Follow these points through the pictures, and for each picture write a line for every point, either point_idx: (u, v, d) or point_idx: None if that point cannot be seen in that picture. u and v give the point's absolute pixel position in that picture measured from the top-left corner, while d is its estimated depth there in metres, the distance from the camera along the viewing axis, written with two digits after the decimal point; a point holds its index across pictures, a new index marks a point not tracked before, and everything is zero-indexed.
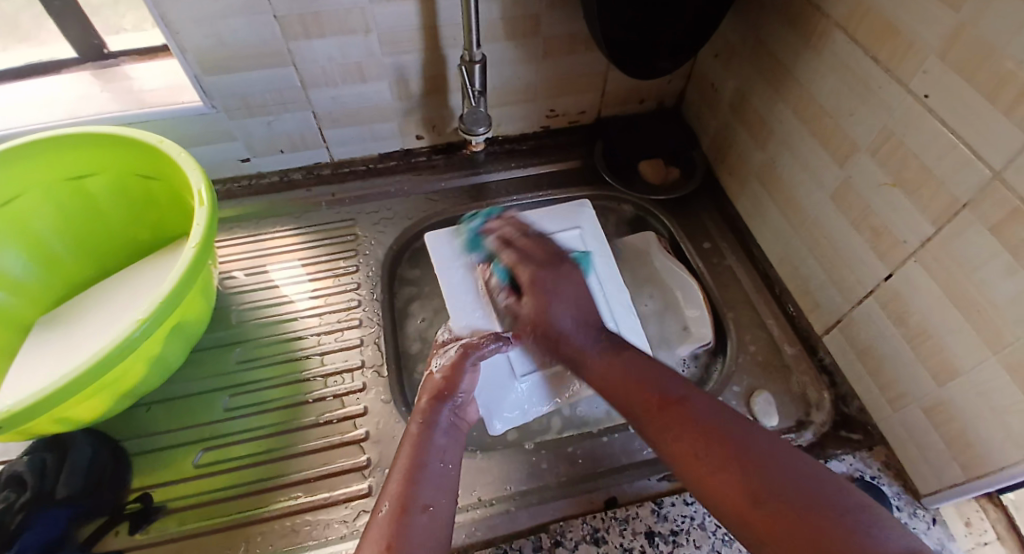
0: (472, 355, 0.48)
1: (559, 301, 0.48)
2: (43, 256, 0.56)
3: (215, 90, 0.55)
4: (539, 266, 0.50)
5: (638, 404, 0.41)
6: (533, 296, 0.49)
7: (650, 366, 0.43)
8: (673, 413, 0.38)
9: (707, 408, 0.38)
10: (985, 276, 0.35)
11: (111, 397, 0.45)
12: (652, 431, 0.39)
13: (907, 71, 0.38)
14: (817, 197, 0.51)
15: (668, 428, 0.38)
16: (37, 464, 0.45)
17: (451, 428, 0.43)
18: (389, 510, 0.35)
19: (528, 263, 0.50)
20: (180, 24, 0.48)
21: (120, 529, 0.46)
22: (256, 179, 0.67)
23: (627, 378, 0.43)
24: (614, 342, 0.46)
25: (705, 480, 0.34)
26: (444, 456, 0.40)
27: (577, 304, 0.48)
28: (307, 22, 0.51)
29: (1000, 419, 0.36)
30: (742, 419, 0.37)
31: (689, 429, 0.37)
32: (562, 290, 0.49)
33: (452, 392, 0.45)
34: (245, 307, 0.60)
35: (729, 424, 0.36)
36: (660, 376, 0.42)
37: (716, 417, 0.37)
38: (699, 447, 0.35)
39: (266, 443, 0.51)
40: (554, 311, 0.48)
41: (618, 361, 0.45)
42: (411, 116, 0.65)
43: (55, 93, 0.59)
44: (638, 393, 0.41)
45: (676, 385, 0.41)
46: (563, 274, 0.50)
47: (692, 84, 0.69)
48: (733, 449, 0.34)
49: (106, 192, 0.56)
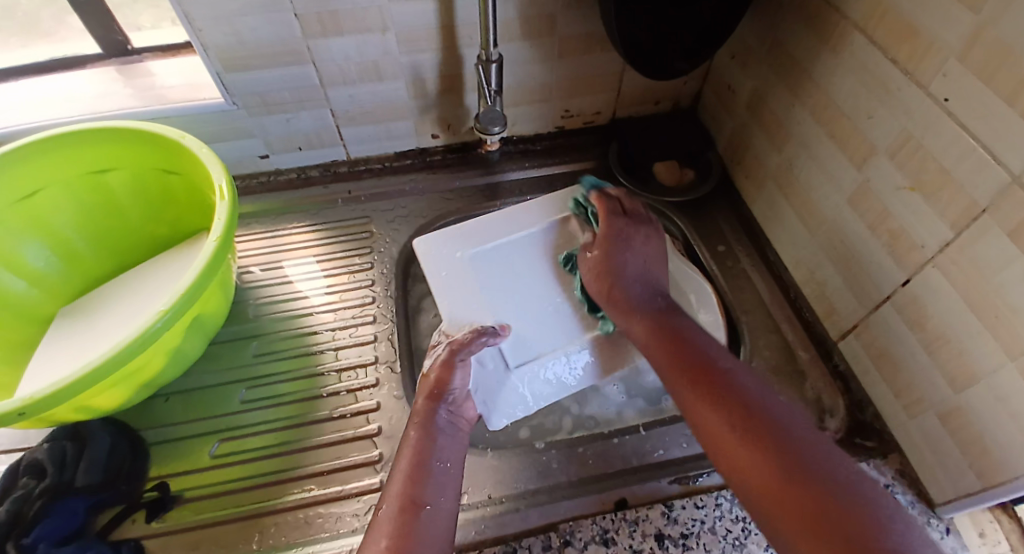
0: (461, 353, 0.48)
1: (633, 266, 0.51)
2: (64, 248, 0.57)
3: (236, 88, 0.56)
4: (615, 219, 0.55)
5: (679, 366, 0.42)
6: (604, 239, 0.53)
7: (702, 339, 0.44)
8: (715, 380, 0.39)
9: (752, 384, 0.39)
10: (1003, 281, 0.35)
11: (131, 388, 0.46)
12: (691, 395, 0.39)
13: (926, 73, 0.38)
14: (834, 201, 0.51)
15: (708, 393, 0.38)
16: (56, 452, 0.46)
17: (450, 427, 0.43)
18: (391, 509, 0.36)
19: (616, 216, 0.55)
20: (203, 22, 0.49)
21: (137, 517, 0.47)
22: (273, 176, 0.68)
23: (674, 345, 0.43)
24: (668, 310, 0.48)
25: (741, 450, 0.35)
26: (443, 456, 0.41)
27: (654, 264, 0.53)
28: (325, 20, 0.51)
29: (1017, 426, 0.36)
30: (783, 402, 0.38)
31: (734, 399, 0.37)
32: (638, 248, 0.53)
33: (448, 390, 0.45)
34: (261, 302, 0.61)
35: (773, 404, 0.37)
36: (712, 347, 0.43)
37: (761, 396, 0.38)
38: (743, 418, 0.36)
39: (280, 436, 0.52)
40: (626, 261, 0.52)
41: (670, 327, 0.45)
42: (427, 115, 0.65)
43: (81, 88, 0.61)
44: (687, 354, 0.42)
45: (722, 357, 0.42)
46: (648, 235, 0.54)
47: (708, 86, 0.69)
48: (773, 423, 0.35)
49: (128, 187, 0.58)
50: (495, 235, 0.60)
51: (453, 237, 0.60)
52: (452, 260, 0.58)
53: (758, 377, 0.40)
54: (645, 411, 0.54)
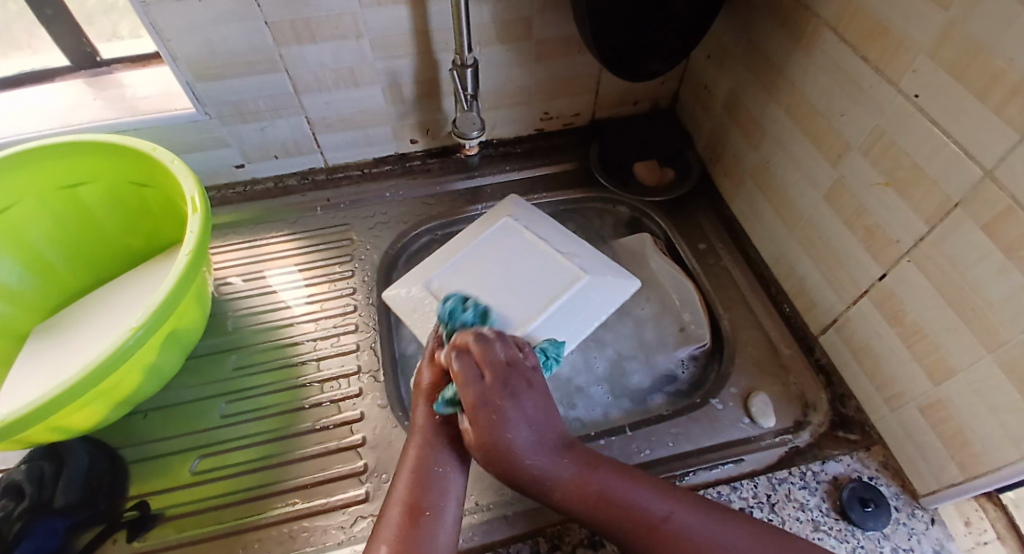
0: (436, 351, 0.44)
1: (523, 442, 0.36)
2: (38, 264, 0.56)
3: (209, 97, 0.55)
4: (491, 383, 0.37)
5: (624, 536, 0.35)
6: (478, 416, 0.36)
7: (621, 484, 0.37)
8: (668, 542, 0.34)
9: (702, 527, 0.35)
10: (979, 274, 0.35)
11: (107, 406, 0.45)
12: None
13: (897, 70, 0.38)
14: (811, 197, 0.51)
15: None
16: (35, 473, 0.46)
17: (454, 430, 0.41)
18: (397, 514, 0.36)
19: (478, 365, 0.37)
20: (172, 32, 0.48)
21: (118, 537, 0.46)
22: (250, 185, 0.67)
23: (600, 512, 0.36)
24: (581, 463, 0.37)
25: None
26: (446, 461, 0.39)
27: (543, 422, 0.38)
28: (298, 28, 0.51)
29: (995, 417, 0.36)
30: (735, 530, 0.35)
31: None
32: (530, 396, 0.38)
33: (441, 390, 0.42)
34: (241, 314, 0.60)
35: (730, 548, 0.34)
36: (637, 491, 0.36)
37: (716, 539, 0.34)
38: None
39: (263, 450, 0.51)
40: (518, 439, 0.36)
41: (591, 492, 0.36)
42: (405, 120, 0.65)
43: (50, 101, 0.59)
44: (619, 523, 0.35)
45: (652, 496, 0.36)
46: (526, 379, 0.38)
47: (685, 86, 0.69)
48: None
49: (100, 200, 0.56)
50: (457, 250, 0.58)
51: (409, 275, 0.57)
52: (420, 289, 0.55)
53: (695, 504, 0.36)
54: (631, 412, 0.54)
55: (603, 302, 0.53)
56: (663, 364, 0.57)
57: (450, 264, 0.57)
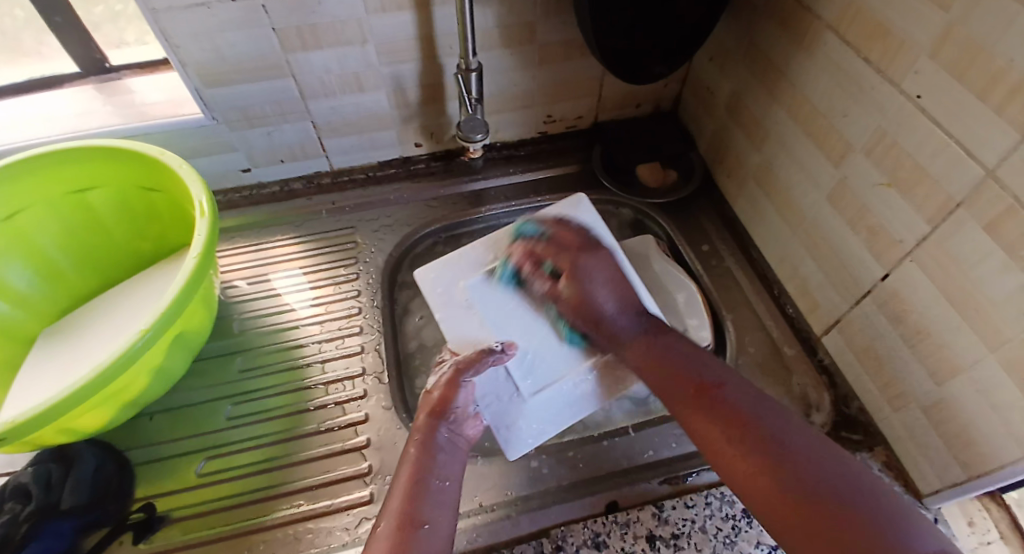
0: (467, 373, 0.48)
1: (599, 280, 0.53)
2: (47, 268, 0.56)
3: (215, 102, 0.56)
4: (576, 252, 0.55)
5: (676, 391, 0.44)
6: (570, 278, 0.53)
7: (685, 354, 0.46)
8: (712, 400, 0.41)
9: (748, 400, 0.40)
10: (980, 273, 0.35)
11: (115, 408, 0.46)
12: (690, 417, 0.42)
13: (899, 71, 0.38)
14: (813, 198, 0.51)
15: (705, 412, 0.41)
16: (42, 476, 0.46)
17: (450, 445, 0.43)
18: (389, 525, 0.36)
19: (558, 248, 0.56)
20: (180, 39, 0.49)
21: (125, 539, 0.46)
22: (256, 189, 0.68)
23: (664, 365, 0.46)
24: (650, 330, 0.50)
25: (737, 465, 0.37)
26: (443, 474, 0.40)
27: (614, 285, 0.53)
28: (305, 34, 0.51)
29: (999, 417, 0.36)
30: (779, 410, 0.39)
31: (730, 417, 0.39)
32: (602, 271, 0.53)
33: (450, 408, 0.45)
34: (247, 316, 0.61)
35: (772, 418, 0.38)
36: (699, 364, 0.44)
37: (754, 410, 0.39)
38: (731, 436, 0.38)
39: (268, 452, 0.51)
40: (596, 293, 0.52)
41: (652, 350, 0.48)
42: (410, 124, 0.65)
43: (58, 108, 0.60)
44: (676, 377, 0.44)
45: (715, 371, 0.44)
46: (603, 253, 0.55)
47: (687, 88, 0.70)
48: (763, 437, 0.37)
49: (111, 206, 0.57)
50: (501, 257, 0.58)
51: (455, 265, 0.59)
52: (455, 288, 0.57)
53: (753, 389, 0.41)
54: (633, 412, 0.54)
55: None
56: None
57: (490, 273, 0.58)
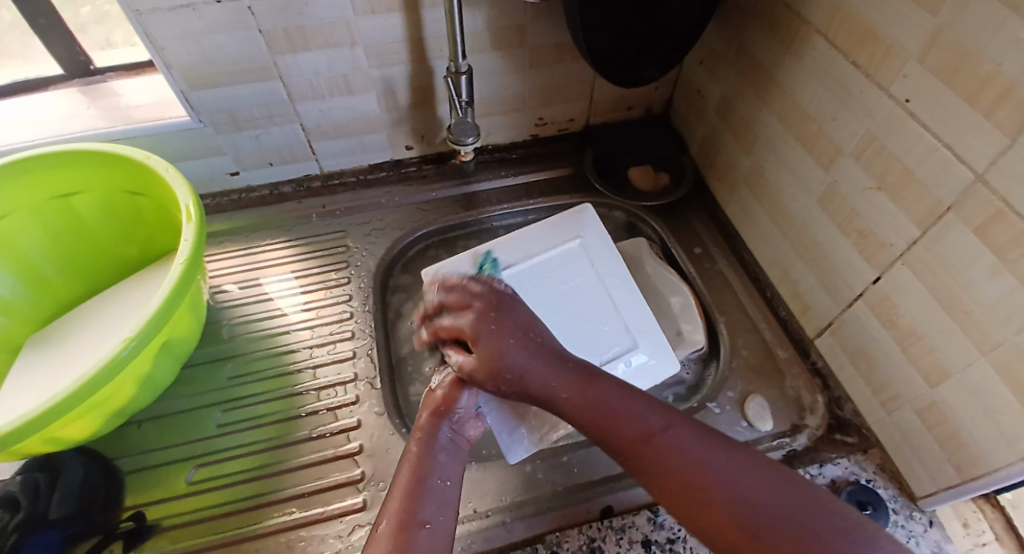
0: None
1: (512, 345, 0.42)
2: (31, 274, 0.56)
3: (201, 105, 0.55)
4: (489, 301, 0.45)
5: (616, 442, 0.38)
6: (479, 347, 0.42)
7: (624, 398, 0.40)
8: (655, 450, 0.36)
9: (692, 443, 0.36)
10: (972, 275, 0.35)
11: (102, 417, 0.45)
12: (635, 467, 0.37)
13: (886, 76, 0.38)
14: (803, 201, 0.51)
15: (652, 469, 0.36)
16: (30, 485, 0.45)
17: (452, 445, 0.42)
18: (389, 525, 0.35)
19: (472, 316, 0.44)
20: (165, 41, 0.48)
21: (114, 548, 0.45)
22: (245, 193, 0.67)
23: (598, 417, 0.39)
24: (584, 371, 0.42)
25: (693, 519, 0.33)
26: (444, 473, 0.40)
27: (527, 340, 0.43)
28: (292, 37, 0.51)
29: (991, 422, 0.36)
30: (724, 451, 0.35)
31: (680, 473, 0.34)
32: (514, 325, 0.43)
33: (453, 408, 0.44)
34: (237, 322, 0.60)
35: (717, 463, 0.34)
36: (637, 407, 0.39)
37: (700, 454, 0.35)
38: (685, 493, 0.34)
39: (260, 459, 0.51)
40: (513, 354, 0.42)
41: (590, 397, 0.40)
42: (400, 127, 0.65)
43: (42, 111, 0.59)
44: (613, 429, 0.38)
45: (652, 412, 0.38)
46: (518, 309, 0.45)
47: (679, 91, 0.70)
48: (721, 492, 0.33)
49: (94, 211, 0.56)
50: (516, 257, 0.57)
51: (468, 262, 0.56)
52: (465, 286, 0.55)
53: (693, 426, 0.37)
54: None
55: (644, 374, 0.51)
56: None
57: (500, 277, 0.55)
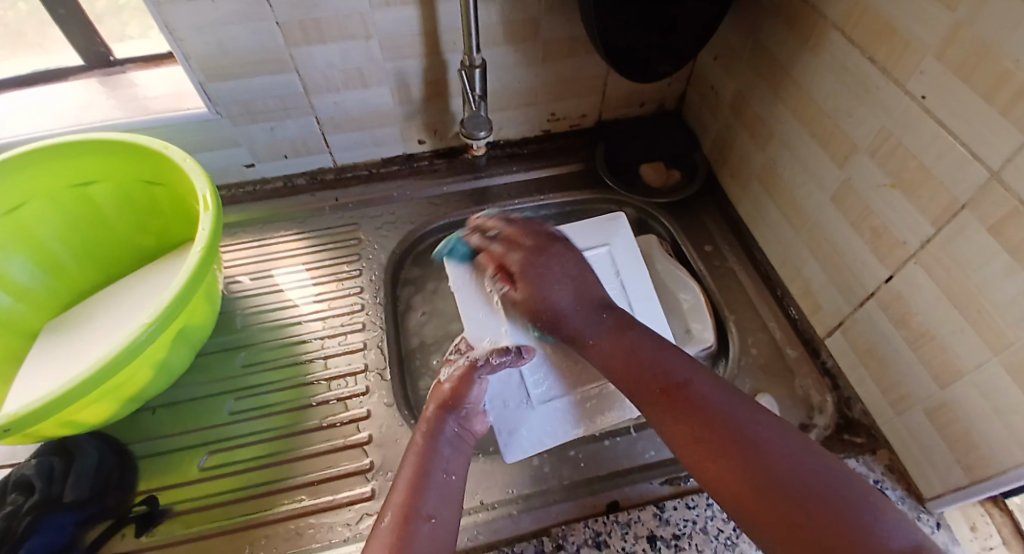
0: (481, 370, 0.47)
1: (552, 279, 0.49)
2: (49, 261, 0.57)
3: (219, 96, 0.56)
4: (546, 241, 0.51)
5: (642, 388, 0.41)
6: (524, 283, 0.49)
7: (656, 351, 0.43)
8: (679, 398, 0.39)
9: (715, 395, 0.38)
10: (986, 273, 0.35)
11: (117, 401, 0.46)
12: (656, 415, 0.39)
13: (904, 72, 0.38)
14: (817, 199, 0.51)
15: (672, 413, 0.38)
16: (44, 467, 0.46)
17: (457, 440, 0.43)
18: (392, 519, 0.36)
19: (515, 251, 0.51)
20: (184, 31, 0.49)
21: (126, 532, 0.46)
22: (259, 184, 0.68)
23: (631, 366, 0.43)
24: (623, 325, 0.46)
25: (702, 465, 0.35)
26: (448, 468, 0.41)
27: (575, 286, 0.49)
28: (308, 28, 0.51)
29: (1002, 422, 0.36)
30: (746, 405, 0.37)
31: (701, 418, 0.37)
32: (561, 269, 0.49)
33: (461, 403, 0.45)
34: (249, 312, 0.61)
35: (742, 417, 0.36)
36: (665, 361, 0.42)
37: (721, 406, 0.37)
38: (700, 435, 0.36)
39: (270, 447, 0.52)
40: (553, 293, 0.48)
41: (624, 348, 0.44)
42: (413, 121, 0.65)
43: (61, 101, 0.60)
44: (644, 377, 0.41)
45: (682, 366, 0.41)
46: (563, 258, 0.50)
47: (692, 87, 0.70)
48: (737, 438, 0.35)
49: (112, 199, 0.57)
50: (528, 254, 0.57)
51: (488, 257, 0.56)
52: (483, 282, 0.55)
53: (717, 381, 0.40)
54: None
55: None
56: None
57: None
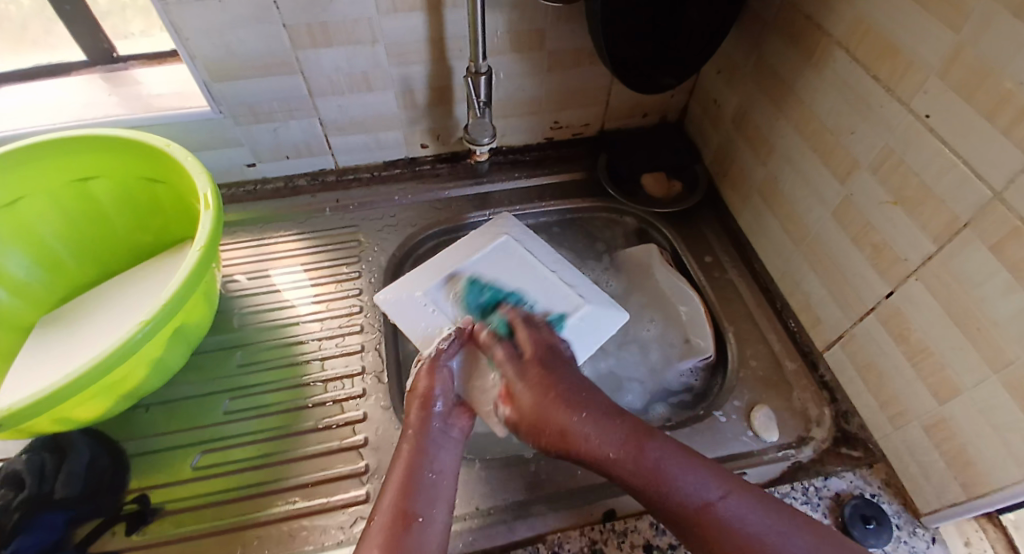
0: (441, 359, 0.47)
1: (569, 392, 0.42)
2: (47, 256, 0.56)
3: (223, 97, 0.56)
4: (547, 351, 0.46)
5: (675, 514, 0.36)
6: (534, 389, 0.43)
7: (679, 461, 0.37)
8: (719, 529, 0.34)
9: (754, 517, 0.35)
10: (985, 291, 0.35)
11: (112, 398, 0.45)
12: (695, 541, 0.35)
13: (907, 90, 0.38)
14: (817, 213, 0.51)
15: (714, 545, 0.34)
16: (36, 464, 0.46)
17: (443, 437, 0.42)
18: (381, 521, 0.36)
19: (514, 360, 0.46)
20: (190, 31, 0.49)
21: (117, 529, 0.46)
22: (260, 184, 0.68)
23: (655, 487, 0.37)
24: (639, 428, 0.40)
25: None
26: (436, 467, 0.40)
27: (590, 399, 0.42)
28: (315, 32, 0.51)
29: (999, 441, 0.36)
30: (785, 524, 0.35)
31: (750, 551, 0.33)
32: (572, 388, 0.43)
33: (436, 398, 0.44)
34: (247, 311, 0.60)
35: (777, 539, 0.34)
36: (693, 476, 0.37)
37: (765, 533, 0.34)
38: None
39: (265, 448, 0.51)
40: (567, 407, 0.41)
41: (645, 461, 0.38)
42: (417, 125, 0.65)
43: (64, 96, 0.60)
44: (672, 499, 0.36)
45: (710, 478, 0.37)
46: (567, 365, 0.46)
47: (694, 99, 0.70)
48: None
49: (112, 196, 0.57)
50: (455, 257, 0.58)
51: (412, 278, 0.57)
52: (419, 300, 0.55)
53: (748, 492, 0.36)
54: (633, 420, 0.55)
55: (601, 330, 0.53)
56: (672, 380, 0.57)
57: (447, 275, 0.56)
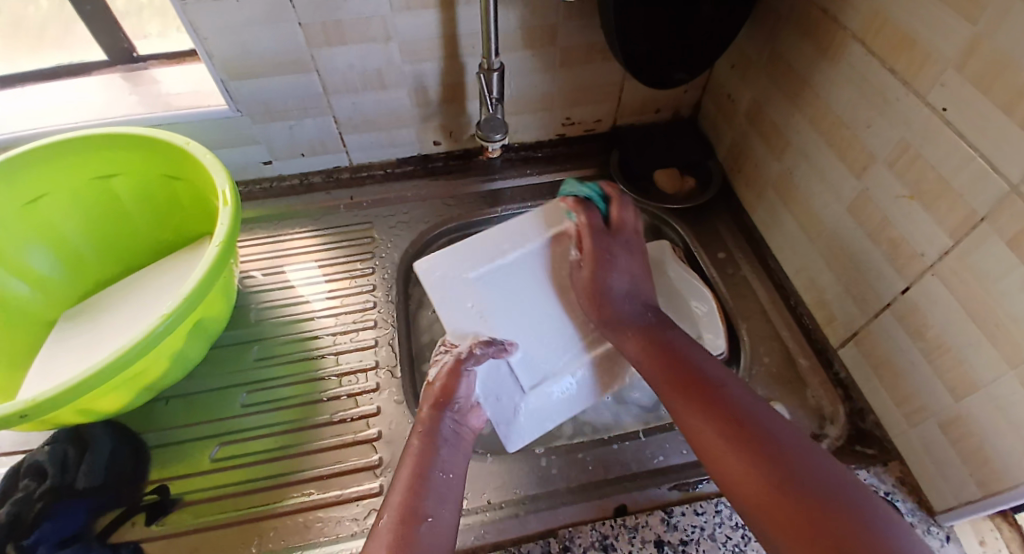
0: (468, 363, 0.48)
1: (619, 288, 0.52)
2: (68, 253, 0.58)
3: (241, 95, 0.57)
4: (604, 236, 0.53)
5: (670, 384, 0.44)
6: (592, 263, 0.52)
7: (691, 350, 0.46)
8: (707, 393, 0.41)
9: (743, 397, 0.40)
10: (1004, 288, 0.35)
11: (131, 392, 0.46)
12: (682, 409, 0.42)
13: (924, 83, 0.38)
14: (833, 209, 0.51)
15: (701, 407, 0.40)
16: (58, 455, 0.46)
17: (454, 437, 0.44)
18: (391, 517, 0.36)
19: (598, 230, 0.53)
20: (209, 30, 0.50)
21: (136, 520, 0.47)
22: (275, 182, 0.69)
23: (665, 361, 0.45)
24: (658, 322, 0.49)
25: (724, 457, 0.37)
26: (446, 466, 0.41)
27: (631, 277, 0.52)
28: (330, 30, 0.52)
29: (1016, 438, 0.36)
30: (774, 412, 0.39)
31: (726, 410, 0.39)
32: (620, 265, 0.53)
33: (453, 399, 0.46)
34: (264, 306, 0.61)
35: (754, 414, 0.39)
36: (698, 362, 0.44)
37: (747, 405, 0.39)
38: (722, 429, 0.38)
39: (280, 441, 0.52)
40: (611, 281, 0.52)
41: (659, 342, 0.47)
42: (430, 122, 0.66)
43: (85, 95, 0.61)
44: (675, 370, 0.44)
45: (716, 370, 0.44)
46: (630, 243, 0.54)
47: (708, 95, 0.70)
48: (758, 436, 0.37)
49: (133, 192, 0.58)
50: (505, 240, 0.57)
51: (461, 256, 0.56)
52: (462, 287, 0.54)
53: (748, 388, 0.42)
54: (643, 417, 0.54)
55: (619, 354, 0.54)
56: None
57: (492, 266, 0.55)
